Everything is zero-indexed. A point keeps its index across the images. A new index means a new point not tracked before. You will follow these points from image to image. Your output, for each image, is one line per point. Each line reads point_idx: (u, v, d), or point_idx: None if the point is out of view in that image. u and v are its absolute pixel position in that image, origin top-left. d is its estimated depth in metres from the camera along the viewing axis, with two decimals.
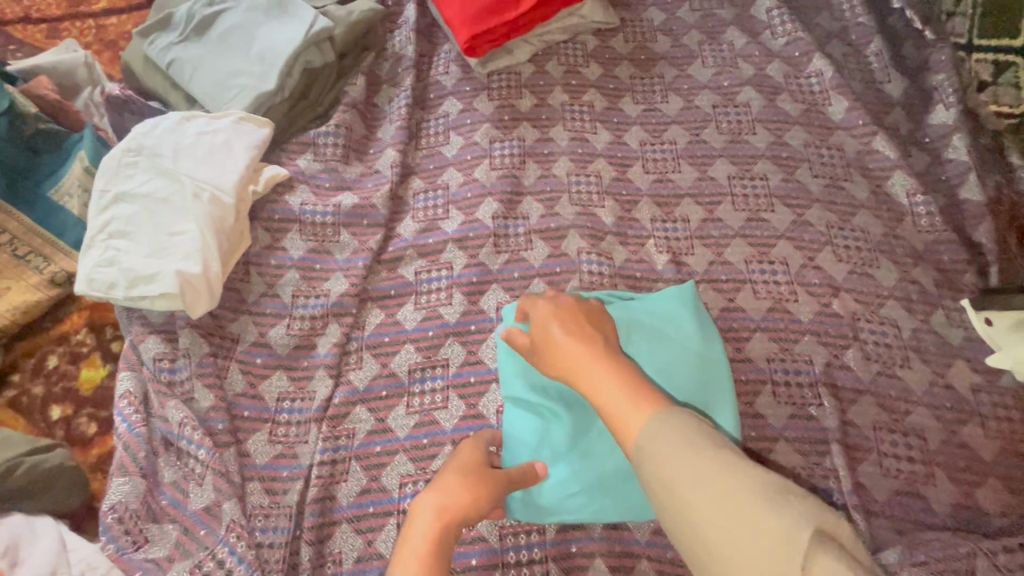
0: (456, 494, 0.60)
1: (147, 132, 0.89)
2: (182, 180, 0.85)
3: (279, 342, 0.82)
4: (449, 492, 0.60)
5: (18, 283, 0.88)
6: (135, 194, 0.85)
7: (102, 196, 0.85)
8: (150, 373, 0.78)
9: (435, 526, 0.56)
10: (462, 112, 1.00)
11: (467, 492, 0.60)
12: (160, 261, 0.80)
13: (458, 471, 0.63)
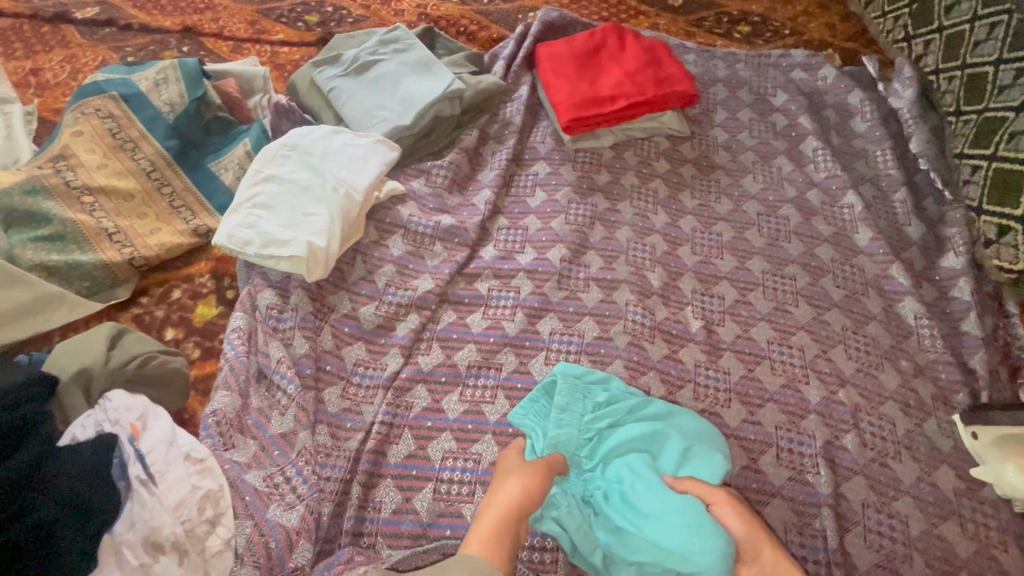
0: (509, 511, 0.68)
1: (303, 136, 1.11)
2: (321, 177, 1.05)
3: (367, 319, 0.97)
4: (500, 500, 0.69)
5: (168, 226, 1.08)
6: (282, 178, 1.06)
7: (255, 174, 1.06)
8: (261, 317, 0.94)
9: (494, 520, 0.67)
10: (549, 174, 1.21)
11: (519, 488, 0.70)
12: (290, 233, 0.98)
13: (502, 487, 0.71)
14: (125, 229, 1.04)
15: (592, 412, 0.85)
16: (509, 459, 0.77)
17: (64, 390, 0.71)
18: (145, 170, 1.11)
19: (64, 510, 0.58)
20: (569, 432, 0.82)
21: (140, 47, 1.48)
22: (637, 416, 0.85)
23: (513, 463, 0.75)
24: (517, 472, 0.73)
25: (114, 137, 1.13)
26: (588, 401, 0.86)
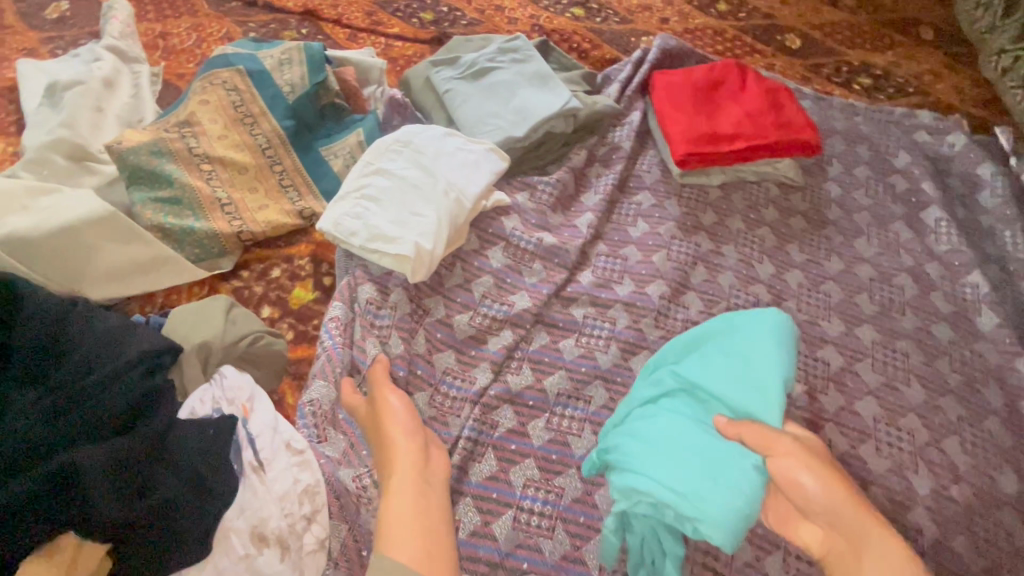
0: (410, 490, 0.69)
1: (415, 133, 1.11)
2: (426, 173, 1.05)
3: (460, 328, 0.96)
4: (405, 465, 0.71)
5: (275, 205, 1.09)
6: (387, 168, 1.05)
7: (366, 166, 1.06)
8: (360, 310, 0.93)
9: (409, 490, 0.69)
10: (653, 206, 1.18)
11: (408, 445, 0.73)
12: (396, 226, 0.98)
13: (394, 460, 0.72)
14: (236, 202, 1.06)
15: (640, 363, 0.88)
16: (376, 421, 0.76)
17: (183, 362, 0.75)
18: (261, 146, 1.13)
19: (186, 489, 0.65)
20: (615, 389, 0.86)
21: (262, 23, 1.52)
22: (682, 352, 0.86)
23: (387, 428, 0.75)
24: (404, 436, 0.74)
25: (236, 111, 1.15)
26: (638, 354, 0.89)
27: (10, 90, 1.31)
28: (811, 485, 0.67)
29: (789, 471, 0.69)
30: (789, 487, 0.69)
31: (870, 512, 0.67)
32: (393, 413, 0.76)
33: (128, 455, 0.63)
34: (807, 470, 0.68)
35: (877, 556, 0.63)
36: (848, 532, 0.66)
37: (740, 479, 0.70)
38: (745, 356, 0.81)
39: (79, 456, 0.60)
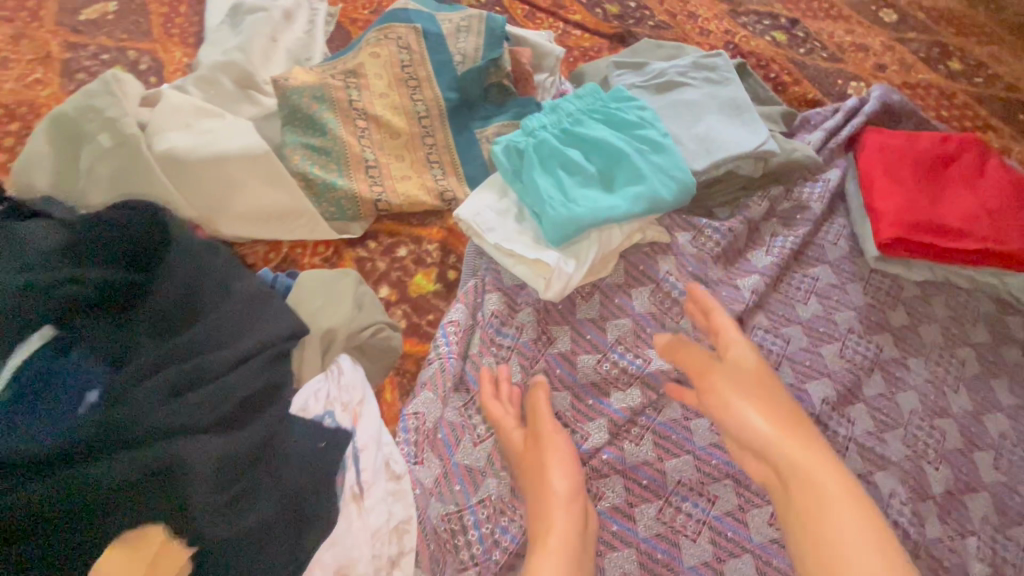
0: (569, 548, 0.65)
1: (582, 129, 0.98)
2: (596, 175, 0.94)
3: (584, 371, 0.84)
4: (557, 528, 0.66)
5: (418, 180, 1.02)
6: (561, 162, 0.95)
7: (536, 147, 0.95)
8: (483, 321, 0.84)
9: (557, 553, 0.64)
10: (832, 285, 0.99)
11: (565, 492, 0.69)
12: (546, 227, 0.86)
13: (552, 509, 0.67)
14: (382, 166, 1.00)
15: (574, 119, 1.00)
16: (536, 460, 0.72)
17: (306, 347, 0.76)
18: (418, 113, 1.06)
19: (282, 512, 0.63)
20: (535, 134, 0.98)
21: None
22: (606, 127, 1.00)
23: (547, 469, 0.71)
24: (562, 482, 0.70)
25: (403, 70, 1.09)
26: (573, 115, 1.01)
27: (198, 2, 1.34)
28: (759, 423, 0.70)
29: (780, 417, 0.70)
30: (738, 428, 0.71)
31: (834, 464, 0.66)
32: (557, 455, 0.72)
33: (229, 459, 0.62)
34: (758, 412, 0.71)
35: (846, 521, 0.60)
36: (755, 385, 0.74)
37: (597, 202, 0.88)
38: (670, 151, 0.96)
39: (185, 450, 0.60)
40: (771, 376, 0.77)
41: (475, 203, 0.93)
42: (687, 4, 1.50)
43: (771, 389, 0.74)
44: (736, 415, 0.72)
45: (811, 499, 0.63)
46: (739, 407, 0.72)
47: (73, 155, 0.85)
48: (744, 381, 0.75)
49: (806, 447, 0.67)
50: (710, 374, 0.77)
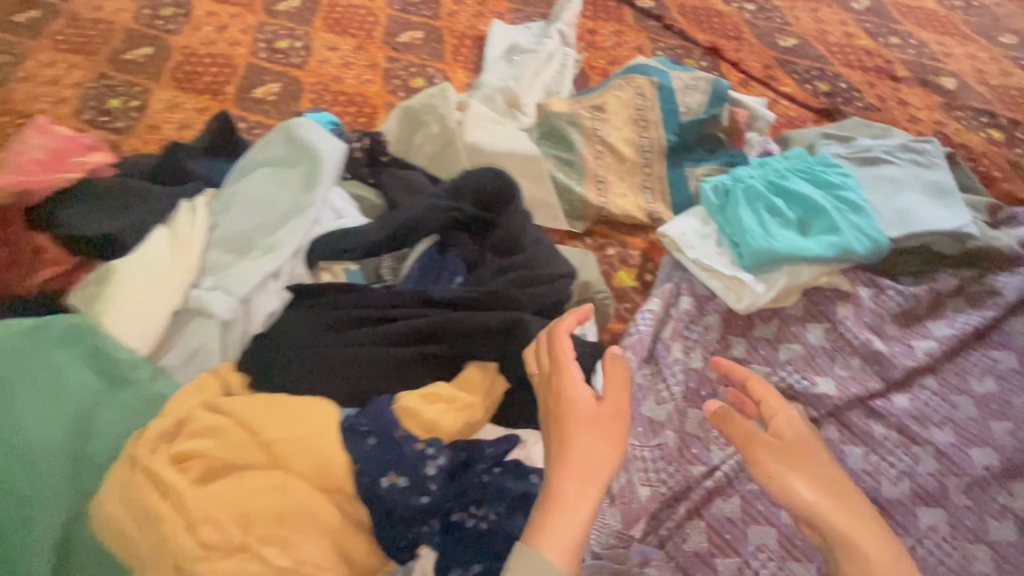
0: (585, 507, 0.55)
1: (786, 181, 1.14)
2: (795, 220, 1.09)
3: (753, 377, 0.99)
4: (573, 454, 0.58)
5: (634, 199, 1.26)
6: (763, 203, 1.11)
7: (746, 190, 1.13)
8: (676, 315, 1.04)
9: (588, 498, 0.56)
10: (1014, 370, 1.03)
11: (599, 437, 0.60)
12: (744, 252, 1.04)
13: (576, 464, 0.57)
14: (608, 181, 1.26)
15: (779, 172, 1.16)
16: (570, 403, 0.61)
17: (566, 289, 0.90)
18: (643, 148, 1.31)
19: None
20: (742, 178, 1.16)
21: (670, 46, 1.73)
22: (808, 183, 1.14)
23: (583, 422, 0.60)
24: (585, 439, 0.59)
25: (636, 112, 1.34)
26: (779, 169, 1.17)
27: (479, 41, 1.76)
28: (801, 488, 0.67)
29: (828, 491, 0.67)
30: (782, 496, 0.67)
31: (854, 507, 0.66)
32: (603, 424, 0.60)
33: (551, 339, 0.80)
34: (800, 477, 0.67)
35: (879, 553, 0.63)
36: (800, 455, 0.69)
37: (794, 241, 1.04)
38: (868, 212, 1.08)
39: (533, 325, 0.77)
40: (815, 444, 0.71)
41: (680, 224, 1.13)
42: (898, 93, 1.60)
43: (817, 453, 0.70)
44: (781, 480, 0.67)
45: (851, 546, 0.63)
46: (786, 473, 0.67)
47: (409, 135, 1.20)
48: (782, 447, 0.70)
49: (840, 501, 0.66)
50: (757, 447, 0.70)
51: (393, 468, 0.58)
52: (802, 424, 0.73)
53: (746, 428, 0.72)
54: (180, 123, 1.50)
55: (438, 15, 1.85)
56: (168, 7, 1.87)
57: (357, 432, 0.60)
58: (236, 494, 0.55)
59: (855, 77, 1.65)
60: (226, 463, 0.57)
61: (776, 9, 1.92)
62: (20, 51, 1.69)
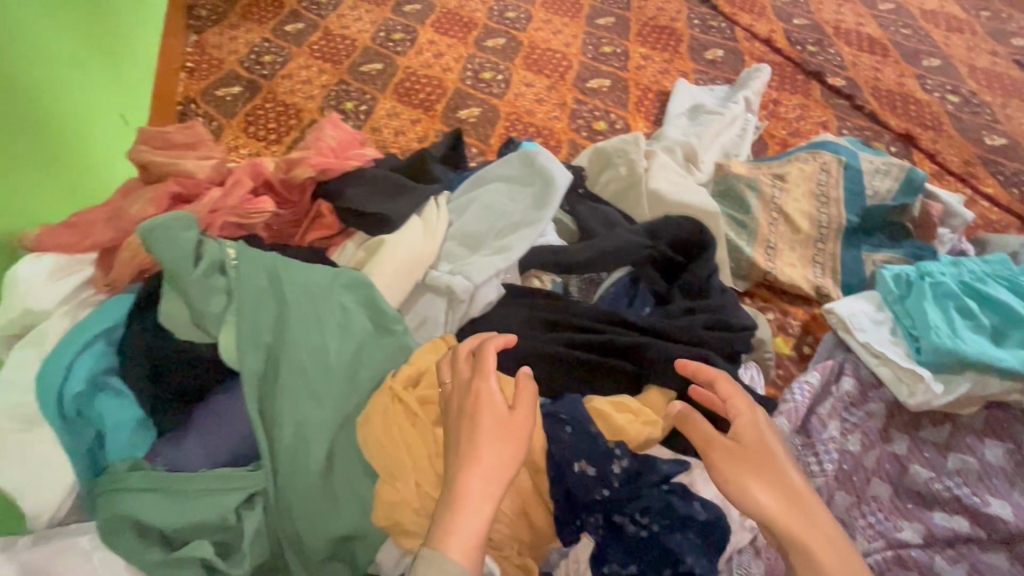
0: (488, 506, 0.61)
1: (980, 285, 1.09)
2: (988, 327, 1.04)
3: (913, 478, 0.95)
4: (477, 456, 0.63)
5: (802, 270, 1.27)
6: (952, 302, 1.07)
7: (935, 285, 1.09)
8: (836, 394, 1.03)
9: (494, 484, 0.62)
10: None
11: (501, 439, 0.65)
12: (924, 346, 1.01)
13: (473, 463, 0.63)
14: (778, 249, 1.28)
15: (972, 275, 1.11)
16: (469, 413, 0.67)
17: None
18: (819, 224, 1.31)
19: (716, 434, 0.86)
20: (930, 271, 1.11)
21: (859, 126, 1.71)
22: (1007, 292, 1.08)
23: (489, 429, 0.65)
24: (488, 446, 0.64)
25: (818, 188, 1.35)
26: (971, 271, 1.12)
27: (662, 96, 1.88)
28: (762, 495, 0.66)
29: (783, 493, 0.67)
30: (744, 503, 0.67)
31: (812, 510, 0.66)
32: (507, 422, 0.67)
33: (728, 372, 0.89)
34: (757, 481, 0.67)
35: (836, 556, 0.62)
36: (759, 459, 0.69)
37: (983, 348, 0.99)
38: None
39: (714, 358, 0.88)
40: (772, 445, 0.70)
41: (852, 304, 1.12)
42: None
43: (772, 452, 0.69)
44: (740, 484, 0.67)
45: (816, 549, 0.63)
46: (742, 477, 0.67)
47: (596, 172, 1.34)
48: (740, 452, 0.69)
49: (795, 501, 0.66)
50: (713, 454, 0.70)
51: (584, 457, 0.71)
52: (765, 431, 0.71)
53: (707, 431, 0.72)
54: (397, 129, 1.78)
55: (626, 67, 2.00)
56: (399, 32, 2.23)
57: (557, 419, 0.75)
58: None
59: None
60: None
61: (984, 105, 1.82)
62: (287, 54, 2.12)
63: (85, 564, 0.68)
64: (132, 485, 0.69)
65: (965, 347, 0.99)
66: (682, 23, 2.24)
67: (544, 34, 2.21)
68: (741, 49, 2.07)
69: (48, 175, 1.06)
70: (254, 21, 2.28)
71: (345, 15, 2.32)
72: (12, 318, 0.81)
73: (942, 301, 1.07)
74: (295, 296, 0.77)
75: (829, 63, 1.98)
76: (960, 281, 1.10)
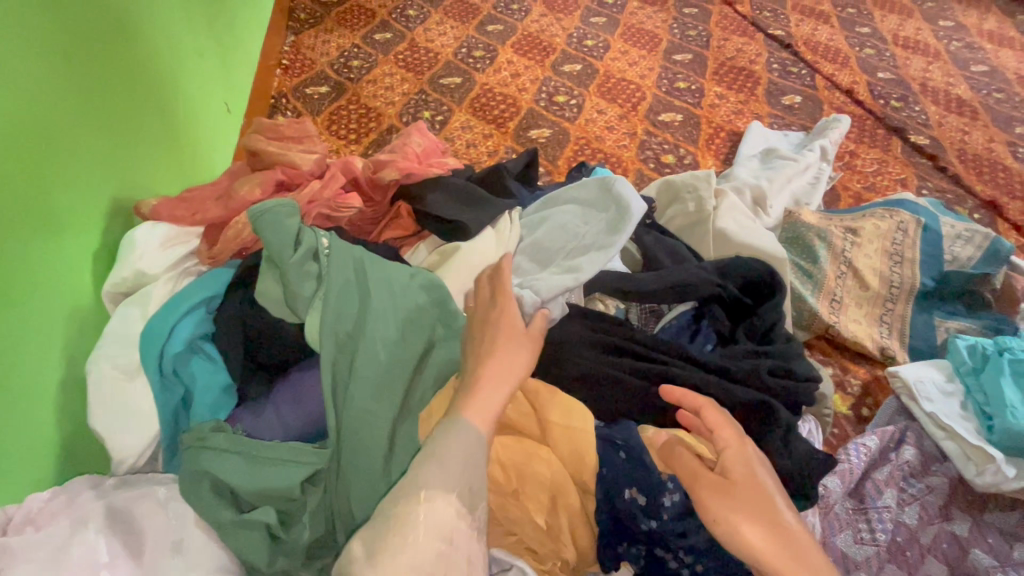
0: (500, 400, 0.75)
1: None
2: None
3: (974, 563, 0.89)
4: (494, 360, 0.78)
5: (867, 329, 1.23)
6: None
7: (1015, 360, 1.01)
8: (894, 461, 0.99)
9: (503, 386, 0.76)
10: None
11: (515, 349, 0.80)
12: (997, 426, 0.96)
13: (489, 374, 0.76)
14: (844, 305, 1.24)
15: None
16: (488, 329, 0.81)
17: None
18: (891, 284, 1.27)
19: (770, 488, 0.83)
20: (1011, 344, 1.05)
21: (940, 188, 1.65)
22: None
23: (507, 339, 0.80)
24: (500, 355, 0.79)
25: (893, 246, 1.30)
26: None
27: (733, 136, 1.88)
28: (751, 534, 0.67)
29: (772, 531, 0.67)
30: (734, 544, 0.67)
31: (803, 547, 0.67)
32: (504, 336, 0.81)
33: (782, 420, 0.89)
34: (747, 521, 0.67)
35: None
36: (749, 496, 0.69)
37: None
38: None
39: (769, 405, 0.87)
40: (762, 481, 0.71)
41: (921, 371, 1.07)
42: None
43: (761, 488, 0.70)
44: (730, 525, 0.67)
45: None
46: (732, 516, 0.68)
47: (664, 204, 1.34)
48: (728, 489, 0.70)
49: (785, 539, 0.67)
50: (700, 489, 0.71)
51: (635, 485, 0.75)
52: (755, 465, 0.72)
53: (695, 467, 0.72)
54: (469, 141, 1.85)
55: (699, 104, 2.01)
56: (480, 49, 2.32)
57: (612, 443, 0.78)
58: (516, 452, 0.76)
59: None
60: (510, 423, 0.80)
61: None
62: (373, 61, 2.23)
63: (161, 513, 0.73)
64: (213, 445, 0.75)
65: None
66: (761, 66, 2.24)
67: (620, 64, 2.25)
68: (821, 98, 2.05)
69: (161, 153, 1.16)
70: (346, 28, 2.42)
71: (431, 29, 2.43)
72: (125, 279, 0.90)
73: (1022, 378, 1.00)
74: (379, 293, 0.83)
75: (913, 120, 1.93)
76: None
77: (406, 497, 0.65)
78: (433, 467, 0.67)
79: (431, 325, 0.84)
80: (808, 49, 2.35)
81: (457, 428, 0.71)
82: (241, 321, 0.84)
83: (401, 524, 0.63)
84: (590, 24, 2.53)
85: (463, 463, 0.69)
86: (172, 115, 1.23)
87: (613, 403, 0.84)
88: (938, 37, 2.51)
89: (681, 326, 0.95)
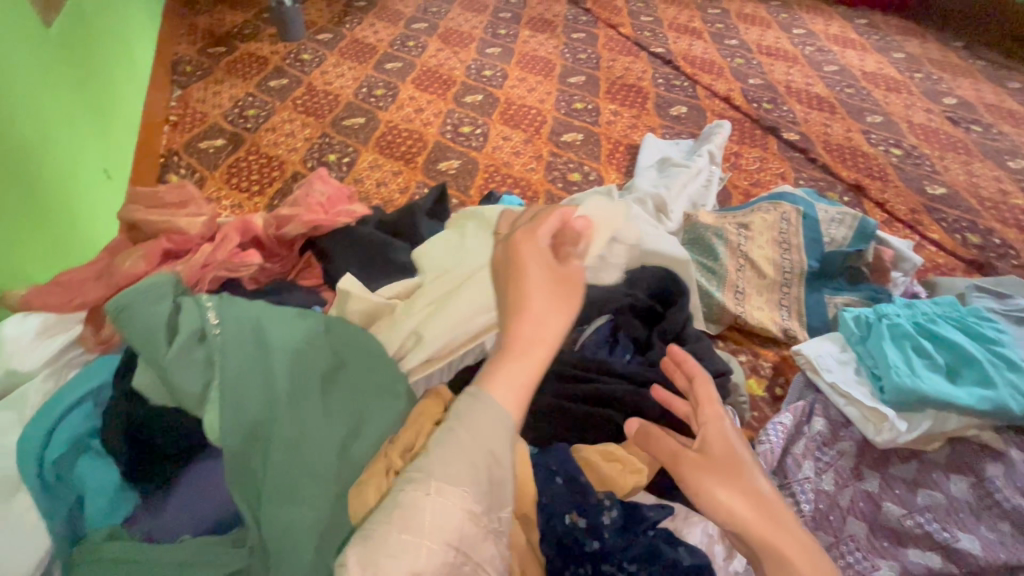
0: (530, 360, 0.66)
1: (928, 324, 1.16)
2: (944, 366, 1.10)
3: (887, 516, 0.98)
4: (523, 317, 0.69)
5: (771, 315, 1.33)
6: (906, 340, 1.13)
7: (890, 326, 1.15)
8: (808, 435, 1.07)
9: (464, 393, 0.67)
10: None
11: (550, 302, 0.70)
12: (886, 383, 1.06)
13: (531, 337, 0.67)
14: (746, 296, 1.35)
15: (921, 315, 1.19)
16: (519, 285, 0.72)
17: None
18: (785, 270, 1.38)
19: None
20: (882, 312, 1.19)
21: (813, 177, 1.84)
22: (953, 328, 1.15)
23: (539, 286, 0.71)
24: (554, 316, 0.69)
25: (781, 236, 1.43)
26: (919, 311, 1.20)
27: (632, 149, 1.99)
28: (729, 500, 0.67)
29: (752, 499, 0.67)
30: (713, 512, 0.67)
31: (790, 526, 0.65)
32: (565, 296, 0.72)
33: None
34: (726, 489, 0.67)
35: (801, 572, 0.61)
36: (730, 467, 0.69)
37: (940, 384, 1.05)
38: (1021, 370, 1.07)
39: None
40: (744, 456, 0.71)
41: (817, 346, 1.18)
42: None
43: (745, 464, 0.70)
44: (708, 494, 0.67)
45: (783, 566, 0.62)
46: (712, 486, 0.68)
47: None
48: (710, 461, 0.70)
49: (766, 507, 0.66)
50: (684, 464, 0.71)
51: (575, 509, 0.76)
52: (732, 439, 0.73)
53: (675, 446, 0.73)
54: (379, 180, 1.83)
55: (597, 122, 2.13)
56: (380, 88, 2.33)
57: (548, 470, 0.79)
58: None
59: (1011, 233, 1.65)
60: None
61: (924, 157, 1.98)
62: (270, 108, 2.18)
63: None
64: (110, 556, 0.68)
65: (922, 383, 1.04)
66: (647, 82, 2.41)
67: (519, 91, 2.34)
68: (703, 106, 2.23)
69: (30, 235, 1.06)
70: (238, 78, 2.35)
71: (328, 72, 2.42)
72: None
73: (896, 340, 1.13)
74: (283, 357, 0.77)
75: (782, 119, 2.15)
76: (911, 319, 1.17)
77: (409, 489, 0.57)
78: (434, 457, 0.59)
79: (351, 381, 0.80)
80: (686, 63, 2.56)
81: (480, 399, 0.62)
82: (126, 414, 0.78)
83: (407, 521, 0.55)
84: (486, 55, 2.62)
85: (495, 432, 0.61)
86: (41, 192, 1.13)
87: (554, 430, 0.87)
88: (795, 43, 2.82)
89: (605, 338, 1.00)
